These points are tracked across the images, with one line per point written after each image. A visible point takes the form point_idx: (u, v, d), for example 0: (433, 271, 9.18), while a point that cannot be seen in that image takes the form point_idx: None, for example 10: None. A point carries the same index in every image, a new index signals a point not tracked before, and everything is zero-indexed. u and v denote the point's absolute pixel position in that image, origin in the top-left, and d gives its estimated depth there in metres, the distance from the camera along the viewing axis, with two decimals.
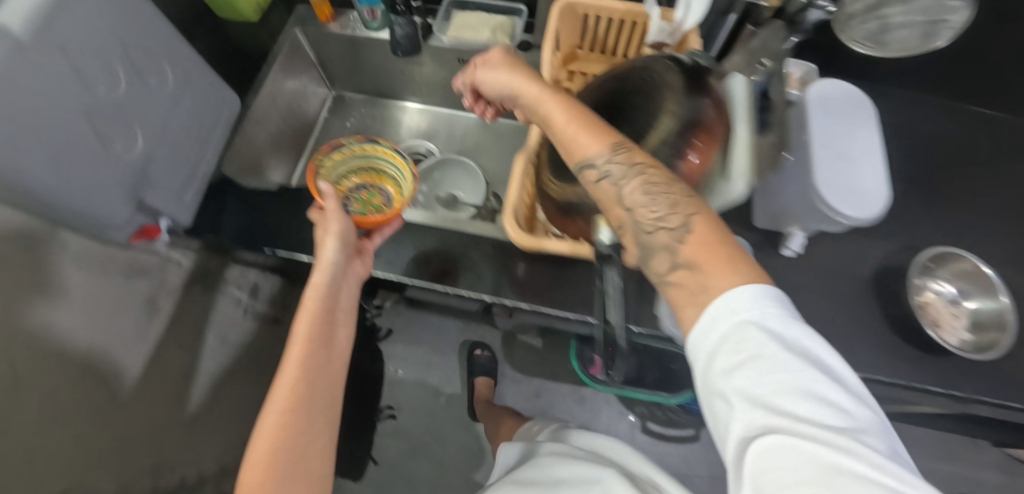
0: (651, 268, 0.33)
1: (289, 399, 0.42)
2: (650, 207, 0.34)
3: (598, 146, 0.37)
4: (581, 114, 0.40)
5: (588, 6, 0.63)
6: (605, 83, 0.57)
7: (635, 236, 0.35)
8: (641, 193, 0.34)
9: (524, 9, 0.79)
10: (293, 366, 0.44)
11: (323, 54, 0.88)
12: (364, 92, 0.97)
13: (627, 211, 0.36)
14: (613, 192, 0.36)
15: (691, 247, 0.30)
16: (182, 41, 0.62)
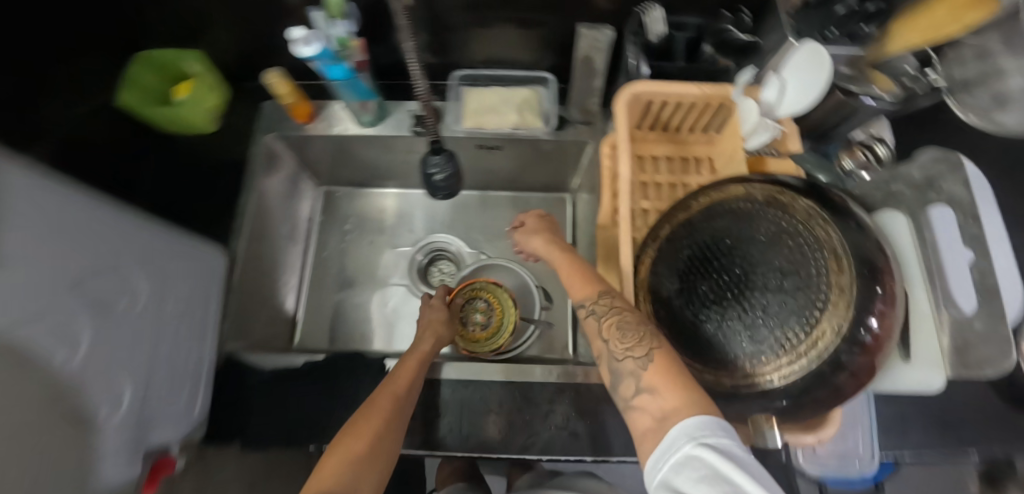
0: (620, 392, 0.40)
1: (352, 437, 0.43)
2: (622, 340, 0.40)
3: (583, 296, 0.47)
4: (582, 272, 0.51)
5: (660, 94, 0.52)
6: (720, 215, 0.44)
7: (609, 366, 0.42)
8: (617, 336, 0.41)
9: (552, 76, 0.68)
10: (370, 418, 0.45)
11: (306, 154, 0.73)
12: (360, 184, 0.82)
13: (603, 344, 0.42)
14: (594, 329, 0.44)
15: (651, 376, 0.37)
16: (128, 213, 0.44)
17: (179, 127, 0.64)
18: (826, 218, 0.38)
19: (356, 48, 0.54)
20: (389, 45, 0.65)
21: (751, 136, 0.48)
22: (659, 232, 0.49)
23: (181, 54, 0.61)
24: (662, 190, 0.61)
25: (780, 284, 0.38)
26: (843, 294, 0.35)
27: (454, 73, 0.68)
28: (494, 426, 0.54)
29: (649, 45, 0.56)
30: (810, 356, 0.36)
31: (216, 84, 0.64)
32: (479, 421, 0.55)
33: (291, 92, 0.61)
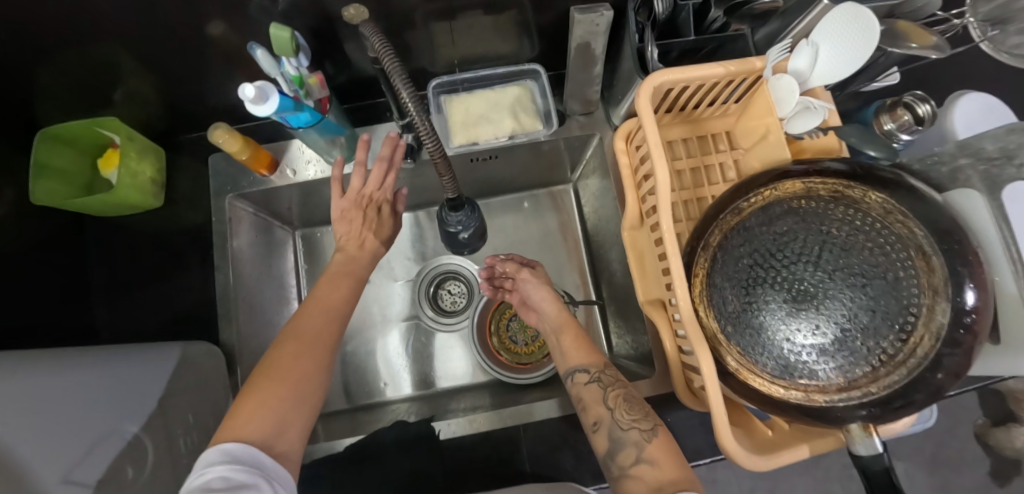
0: (617, 460, 0.42)
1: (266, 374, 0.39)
2: (629, 412, 0.44)
3: (588, 361, 0.51)
4: (582, 342, 0.54)
5: (682, 80, 0.45)
6: (781, 217, 0.40)
7: (609, 434, 0.44)
8: (623, 406, 0.45)
9: (541, 66, 0.59)
10: (294, 351, 0.41)
11: (274, 204, 0.63)
12: (338, 219, 0.72)
13: (607, 410, 0.45)
14: (600, 397, 0.47)
15: (652, 449, 0.40)
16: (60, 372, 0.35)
17: (114, 209, 0.55)
18: (906, 213, 0.35)
19: (315, 83, 0.47)
20: (345, 63, 0.55)
21: (793, 118, 0.44)
22: (708, 238, 0.44)
23: (95, 122, 0.52)
24: (684, 177, 0.56)
25: (867, 291, 0.35)
26: (939, 297, 0.33)
27: (429, 82, 0.58)
28: (557, 460, 0.51)
29: (654, 21, 0.48)
30: (911, 364, 0.34)
31: (146, 149, 0.56)
32: (539, 460, 0.51)
33: (244, 145, 0.51)
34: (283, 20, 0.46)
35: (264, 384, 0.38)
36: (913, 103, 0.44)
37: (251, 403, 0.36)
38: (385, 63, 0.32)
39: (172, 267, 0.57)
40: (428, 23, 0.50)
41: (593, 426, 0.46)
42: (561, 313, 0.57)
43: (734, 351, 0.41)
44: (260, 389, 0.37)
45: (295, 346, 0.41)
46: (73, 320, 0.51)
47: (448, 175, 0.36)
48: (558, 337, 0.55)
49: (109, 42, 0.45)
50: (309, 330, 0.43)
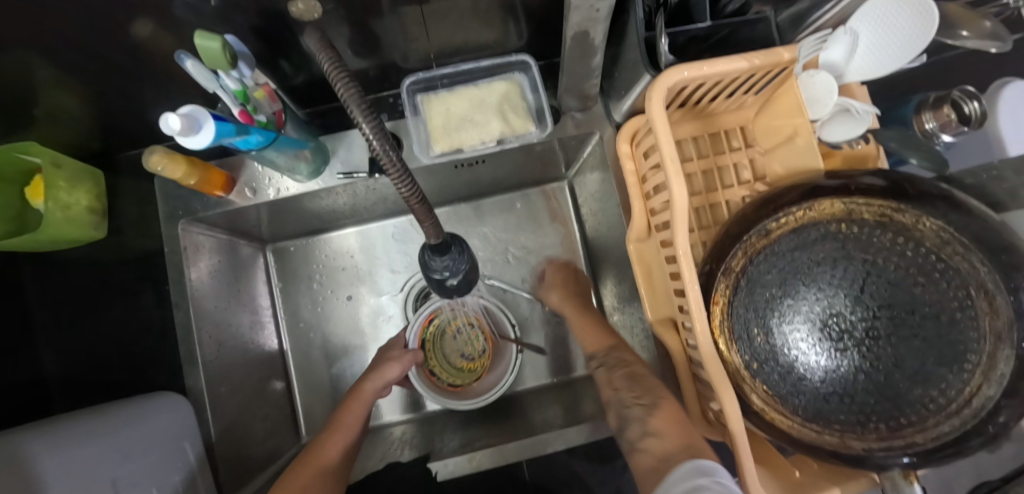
0: (627, 435, 0.42)
1: (303, 464, 0.43)
2: (631, 391, 0.45)
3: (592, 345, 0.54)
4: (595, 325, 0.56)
5: (700, 78, 0.39)
6: (817, 242, 0.35)
7: (617, 413, 0.45)
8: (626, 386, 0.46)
9: (530, 56, 0.52)
10: (332, 436, 0.46)
11: (240, 223, 0.56)
12: (313, 231, 0.65)
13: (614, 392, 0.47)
14: (607, 381, 0.48)
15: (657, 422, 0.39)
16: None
17: (46, 246, 0.47)
18: (967, 244, 0.31)
19: (263, 97, 0.39)
20: (302, 60, 0.46)
21: (830, 122, 0.38)
22: (728, 262, 0.38)
23: (14, 147, 0.44)
24: (695, 180, 0.49)
25: (914, 331, 0.32)
26: (1002, 343, 0.29)
27: (404, 79, 0.51)
28: None
29: (665, 5, 0.41)
30: (965, 416, 0.31)
31: (79, 175, 0.48)
32: None
33: (189, 168, 0.44)
34: (219, 17, 0.38)
35: (298, 471, 0.42)
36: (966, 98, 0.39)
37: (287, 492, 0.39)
38: (335, 89, 0.23)
39: (127, 306, 0.50)
40: (397, 11, 0.42)
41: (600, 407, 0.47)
42: (575, 301, 0.59)
43: (760, 390, 0.37)
44: (299, 474, 0.42)
45: (333, 436, 0.46)
46: (13, 376, 0.45)
47: (428, 220, 0.29)
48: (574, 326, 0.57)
49: (8, 55, 0.37)
50: (343, 422, 0.48)
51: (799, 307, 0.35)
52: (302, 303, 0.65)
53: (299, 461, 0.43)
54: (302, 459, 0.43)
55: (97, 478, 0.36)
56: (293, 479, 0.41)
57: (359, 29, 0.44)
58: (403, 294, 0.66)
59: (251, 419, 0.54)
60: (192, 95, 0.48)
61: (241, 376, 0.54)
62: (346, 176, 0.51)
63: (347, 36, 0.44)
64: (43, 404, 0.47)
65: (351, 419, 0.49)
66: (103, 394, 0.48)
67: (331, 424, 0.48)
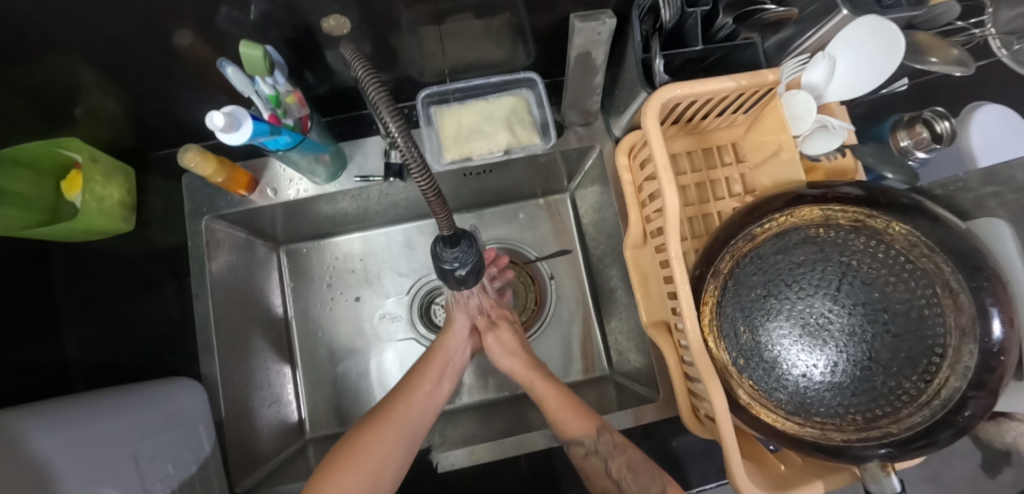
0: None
1: (378, 418, 0.47)
2: (638, 479, 0.43)
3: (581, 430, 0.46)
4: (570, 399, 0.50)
5: (691, 95, 0.42)
6: (797, 246, 0.38)
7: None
8: (631, 476, 0.43)
9: (536, 74, 0.56)
10: (412, 388, 0.52)
11: (257, 222, 0.58)
12: (325, 233, 0.68)
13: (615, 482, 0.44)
14: (602, 469, 0.45)
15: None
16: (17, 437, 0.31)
17: (78, 235, 0.50)
18: (933, 247, 0.34)
19: (293, 102, 0.43)
20: (326, 71, 0.50)
21: (810, 137, 0.41)
22: (717, 264, 0.41)
23: (56, 143, 0.48)
24: (689, 192, 0.52)
25: (887, 327, 0.35)
26: (965, 338, 0.32)
27: (420, 92, 0.55)
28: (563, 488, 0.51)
29: (660, 30, 0.45)
30: (934, 406, 0.33)
31: (113, 170, 0.52)
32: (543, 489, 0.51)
33: (220, 167, 0.47)
34: (256, 30, 0.42)
35: (370, 431, 0.46)
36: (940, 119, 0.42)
37: (351, 454, 0.44)
38: (375, 100, 0.26)
39: (147, 296, 0.53)
40: (416, 28, 0.46)
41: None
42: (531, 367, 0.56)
43: (745, 385, 0.39)
44: (375, 427, 0.46)
45: (404, 396, 0.51)
46: (39, 358, 0.47)
47: (442, 214, 0.32)
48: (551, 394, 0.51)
49: (64, 58, 0.41)
50: (416, 383, 0.53)
51: (782, 306, 0.37)
52: (312, 303, 0.67)
53: (374, 412, 0.49)
54: (377, 412, 0.48)
55: (95, 460, 0.38)
56: (369, 434, 0.46)
57: (380, 45, 0.48)
58: (410, 296, 0.68)
59: (259, 412, 0.56)
60: (222, 100, 0.52)
61: (251, 369, 0.56)
62: (362, 179, 0.55)
63: (370, 52, 0.48)
64: (64, 387, 0.48)
65: (428, 379, 0.54)
66: (121, 379, 0.50)
67: (397, 388, 0.52)
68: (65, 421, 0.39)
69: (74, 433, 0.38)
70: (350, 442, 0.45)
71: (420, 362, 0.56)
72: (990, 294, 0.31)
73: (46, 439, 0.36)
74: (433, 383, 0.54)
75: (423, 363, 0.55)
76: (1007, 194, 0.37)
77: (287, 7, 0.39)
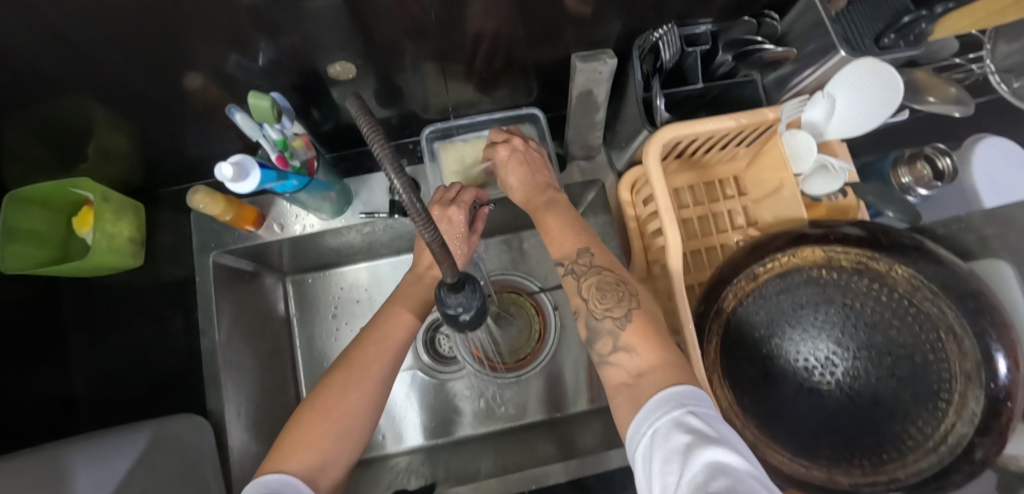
0: (595, 351, 0.37)
1: (348, 367, 0.41)
2: (604, 301, 0.38)
3: (564, 251, 0.42)
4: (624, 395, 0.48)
5: (691, 134, 0.43)
6: (800, 286, 0.38)
7: (584, 323, 0.39)
8: (597, 295, 0.39)
9: (539, 110, 0.57)
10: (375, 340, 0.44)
11: (263, 255, 0.59)
12: (331, 263, 0.68)
13: (582, 302, 0.39)
14: (575, 287, 0.40)
15: None
16: None
17: (87, 272, 0.51)
18: (935, 291, 0.34)
19: (300, 146, 0.44)
20: (332, 109, 0.51)
21: (811, 176, 0.42)
22: (721, 303, 0.41)
23: (69, 183, 0.49)
24: (692, 225, 0.52)
25: (891, 370, 0.35)
26: (971, 384, 0.32)
27: (425, 126, 0.56)
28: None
29: (659, 69, 0.46)
30: (941, 452, 0.33)
31: (124, 208, 0.53)
32: None
33: (227, 206, 0.48)
34: (265, 74, 0.43)
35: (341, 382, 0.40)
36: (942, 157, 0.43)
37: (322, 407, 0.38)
38: (369, 151, 0.19)
39: (154, 329, 0.53)
40: (420, 68, 0.47)
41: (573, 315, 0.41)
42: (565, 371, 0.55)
43: (750, 426, 0.39)
44: (329, 391, 0.39)
45: (367, 354, 0.42)
46: (47, 394, 0.48)
47: (446, 262, 0.33)
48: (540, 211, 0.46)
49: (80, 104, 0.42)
50: (389, 334, 0.45)
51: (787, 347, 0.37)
52: (317, 333, 0.68)
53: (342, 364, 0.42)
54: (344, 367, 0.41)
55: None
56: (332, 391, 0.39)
57: (385, 84, 0.49)
58: None
59: (262, 443, 0.56)
60: (230, 138, 0.53)
61: (256, 401, 0.56)
62: (367, 215, 0.55)
63: (375, 90, 0.49)
64: (72, 424, 0.49)
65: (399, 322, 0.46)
66: (128, 412, 0.51)
67: (375, 322, 0.46)
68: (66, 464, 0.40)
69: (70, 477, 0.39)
70: (331, 378, 0.41)
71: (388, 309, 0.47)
72: (996, 339, 0.32)
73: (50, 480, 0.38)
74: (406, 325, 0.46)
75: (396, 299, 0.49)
76: (1010, 235, 0.37)
77: (294, 51, 0.40)
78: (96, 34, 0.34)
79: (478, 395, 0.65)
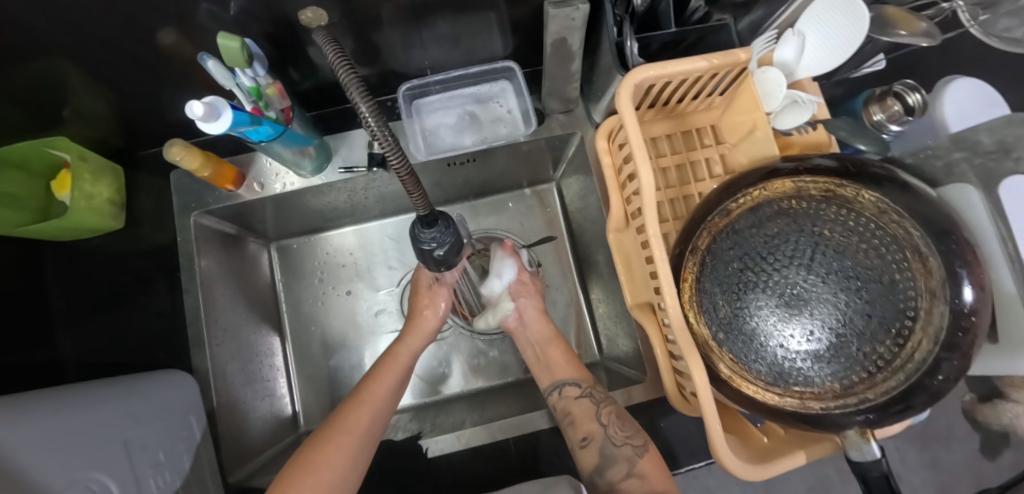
0: (606, 476, 0.45)
1: (359, 397, 0.48)
2: (623, 429, 0.47)
3: (576, 378, 0.54)
4: (571, 359, 0.57)
5: (664, 76, 0.43)
6: (771, 218, 0.39)
7: (600, 450, 0.46)
8: (617, 423, 0.47)
9: (515, 63, 0.57)
10: (379, 379, 0.51)
11: (247, 217, 0.59)
12: (315, 229, 0.69)
13: (601, 426, 0.47)
14: (591, 414, 0.49)
15: (644, 465, 0.44)
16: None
17: (68, 233, 0.51)
18: (900, 213, 0.35)
19: (274, 93, 0.45)
20: (309, 67, 0.51)
21: (782, 112, 0.42)
22: (696, 242, 0.42)
23: (44, 143, 0.49)
24: (670, 174, 0.53)
25: (862, 294, 0.35)
26: (936, 300, 0.33)
27: (405, 84, 0.57)
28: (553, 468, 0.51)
29: (632, 14, 0.46)
30: (908, 370, 0.33)
31: (102, 170, 0.53)
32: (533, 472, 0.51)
33: (205, 161, 0.48)
34: (236, 25, 0.42)
35: (332, 435, 0.44)
36: (912, 91, 0.43)
37: (315, 457, 0.42)
38: (339, 74, 0.27)
39: (138, 294, 0.54)
40: (394, 22, 0.46)
41: (582, 441, 0.47)
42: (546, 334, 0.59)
43: (724, 360, 0.40)
44: (335, 427, 0.45)
45: (366, 397, 0.49)
46: (32, 354, 0.48)
47: (417, 192, 0.33)
48: (543, 349, 0.58)
49: (49, 59, 0.42)
50: (376, 390, 0.50)
51: (759, 279, 0.37)
52: (304, 298, 0.68)
53: (332, 419, 0.46)
54: (336, 419, 0.46)
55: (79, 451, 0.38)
56: (325, 445, 0.43)
57: (360, 40, 0.48)
58: (400, 288, 0.68)
59: (250, 404, 0.56)
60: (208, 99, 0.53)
61: (243, 363, 0.57)
62: (346, 170, 0.55)
63: (349, 46, 0.49)
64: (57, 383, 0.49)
65: (385, 383, 0.51)
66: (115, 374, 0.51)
67: (375, 368, 0.53)
68: (51, 408, 0.39)
69: (54, 420, 0.37)
70: (337, 416, 0.47)
71: (382, 359, 0.55)
72: (958, 257, 0.32)
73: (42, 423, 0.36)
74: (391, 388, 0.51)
75: (380, 367, 0.53)
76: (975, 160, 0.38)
77: (265, 2, 0.40)
78: None
79: (465, 353, 0.66)
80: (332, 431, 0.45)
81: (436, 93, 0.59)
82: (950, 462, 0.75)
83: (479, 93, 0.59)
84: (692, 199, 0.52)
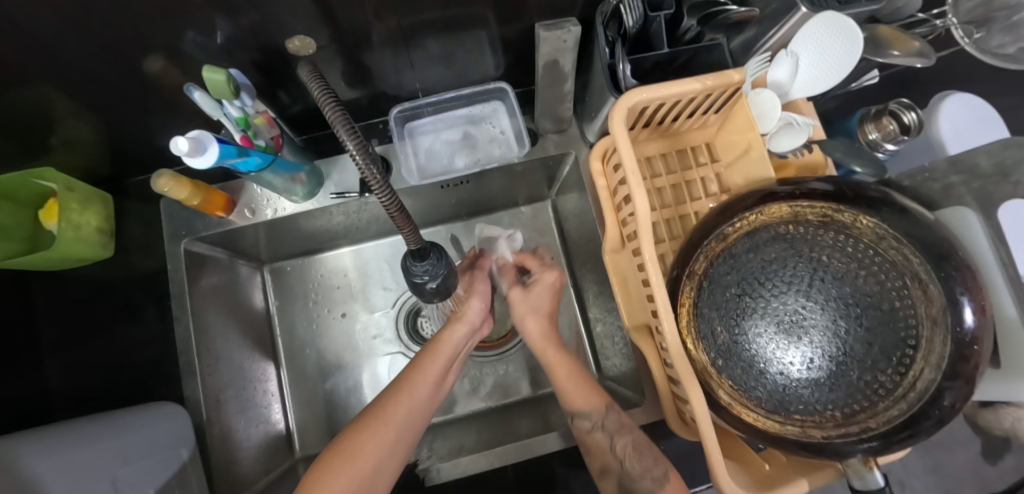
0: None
1: (398, 390, 0.44)
2: (640, 462, 0.45)
3: (589, 406, 0.48)
4: (580, 378, 0.50)
5: (658, 98, 0.42)
6: (768, 243, 0.38)
7: (618, 481, 0.45)
8: (633, 455, 0.45)
9: (507, 84, 0.57)
10: (419, 375, 0.46)
11: (238, 242, 0.59)
12: (309, 250, 0.68)
13: (617, 460, 0.46)
14: (607, 446, 0.46)
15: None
16: None
17: (56, 263, 0.50)
18: (899, 238, 0.34)
19: (262, 123, 0.44)
20: (299, 92, 0.51)
21: (775, 135, 0.43)
22: (693, 266, 0.41)
23: (31, 173, 0.48)
24: (665, 194, 0.52)
25: (860, 321, 0.35)
26: (938, 328, 0.32)
27: (394, 106, 0.56)
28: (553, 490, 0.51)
29: (624, 35, 0.46)
30: (911, 398, 0.33)
31: (90, 198, 0.52)
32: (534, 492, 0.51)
33: (193, 189, 0.47)
34: (223, 54, 0.42)
35: (369, 428, 0.41)
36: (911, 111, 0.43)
37: (350, 449, 0.40)
38: (324, 112, 0.26)
39: (129, 323, 0.53)
40: (386, 46, 0.46)
41: (602, 475, 0.46)
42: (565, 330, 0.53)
43: (723, 386, 0.39)
44: (371, 423, 0.41)
45: (404, 392, 0.44)
46: (21, 388, 0.47)
47: (407, 227, 0.32)
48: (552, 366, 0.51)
49: (34, 89, 0.41)
50: (417, 387, 0.45)
51: (760, 306, 0.37)
52: (298, 322, 0.67)
53: (372, 408, 0.43)
54: (376, 411, 0.42)
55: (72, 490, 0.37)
56: (365, 433, 0.41)
57: (351, 64, 0.48)
58: (395, 310, 0.68)
59: (244, 431, 0.55)
60: (197, 124, 0.52)
61: (236, 390, 0.56)
62: (339, 195, 0.55)
63: (341, 71, 0.49)
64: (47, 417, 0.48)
65: (429, 375, 0.46)
66: (106, 406, 0.50)
67: (419, 356, 0.48)
68: (40, 450, 0.38)
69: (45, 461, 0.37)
70: (373, 411, 0.43)
71: (422, 352, 0.49)
72: (960, 284, 0.31)
73: (33, 465, 0.36)
74: (434, 381, 0.47)
75: (426, 355, 0.48)
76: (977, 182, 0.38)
77: (253, 29, 0.39)
78: (43, 16, 0.33)
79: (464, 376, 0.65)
80: (365, 428, 0.41)
81: (428, 115, 0.58)
82: (952, 467, 0.72)
83: (473, 113, 0.58)
84: (689, 220, 0.51)
